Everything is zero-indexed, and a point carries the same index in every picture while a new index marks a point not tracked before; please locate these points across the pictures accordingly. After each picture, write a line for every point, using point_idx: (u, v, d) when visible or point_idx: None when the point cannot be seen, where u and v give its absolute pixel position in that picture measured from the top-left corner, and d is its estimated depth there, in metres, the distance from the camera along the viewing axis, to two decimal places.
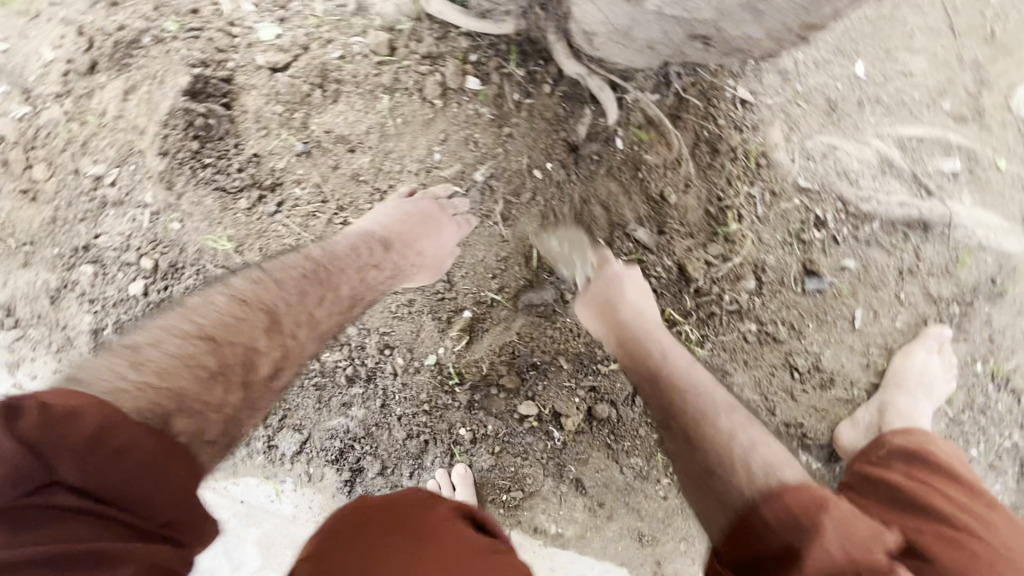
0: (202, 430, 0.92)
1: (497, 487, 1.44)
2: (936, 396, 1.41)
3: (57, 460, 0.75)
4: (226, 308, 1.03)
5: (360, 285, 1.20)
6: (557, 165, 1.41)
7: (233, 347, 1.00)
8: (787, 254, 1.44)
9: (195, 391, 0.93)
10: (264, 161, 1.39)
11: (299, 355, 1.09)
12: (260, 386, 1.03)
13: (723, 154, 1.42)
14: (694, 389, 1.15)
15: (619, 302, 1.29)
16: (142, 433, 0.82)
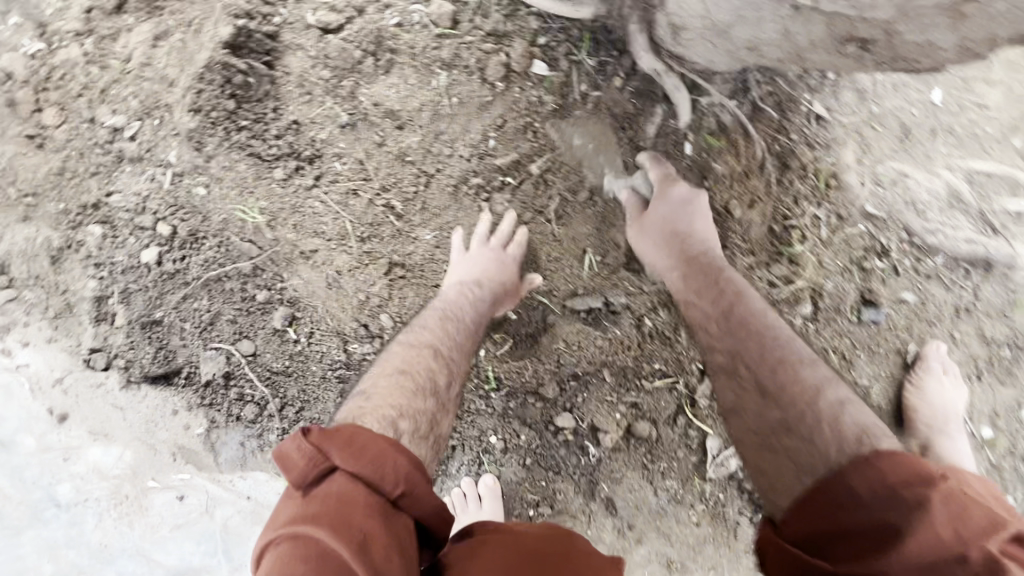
0: (418, 429, 0.99)
1: (525, 502, 1.35)
2: (961, 425, 1.36)
3: (328, 449, 0.72)
4: (414, 347, 1.12)
5: (479, 320, 1.23)
6: (619, 165, 1.32)
7: (414, 367, 1.08)
8: (846, 280, 1.38)
9: (408, 402, 1.00)
10: (304, 129, 1.28)
11: (460, 373, 1.16)
12: (444, 394, 1.10)
13: (794, 170, 1.34)
14: (765, 333, 1.07)
15: (683, 232, 1.25)
16: (374, 432, 0.77)
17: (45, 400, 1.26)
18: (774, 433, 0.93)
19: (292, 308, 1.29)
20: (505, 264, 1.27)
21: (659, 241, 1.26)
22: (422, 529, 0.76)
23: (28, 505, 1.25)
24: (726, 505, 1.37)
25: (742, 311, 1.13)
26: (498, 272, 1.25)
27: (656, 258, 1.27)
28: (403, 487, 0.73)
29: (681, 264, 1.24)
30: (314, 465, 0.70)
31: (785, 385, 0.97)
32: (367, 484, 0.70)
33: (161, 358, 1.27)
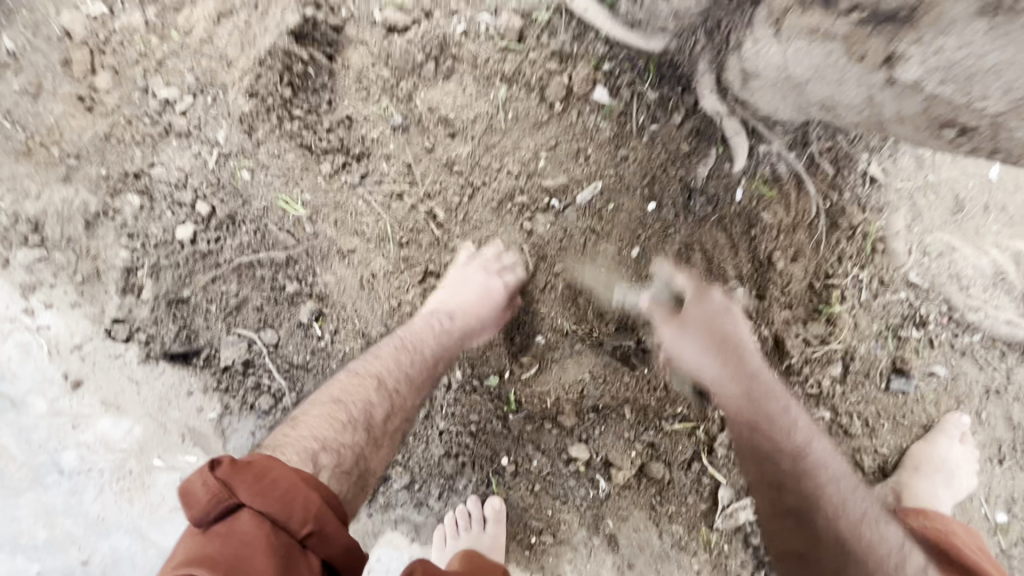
0: (341, 465, 0.98)
1: (528, 528, 1.33)
2: (954, 489, 1.32)
3: (236, 487, 0.77)
4: (361, 379, 1.10)
5: (439, 352, 1.18)
6: (667, 202, 1.30)
7: (352, 399, 1.06)
8: (879, 346, 1.35)
9: (334, 436, 1.00)
10: (356, 126, 1.26)
11: (406, 407, 1.12)
12: (380, 430, 1.07)
13: (842, 230, 1.32)
14: (795, 432, 1.11)
15: (733, 336, 1.20)
16: (291, 470, 0.82)
17: (62, 364, 1.24)
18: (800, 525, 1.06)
19: (320, 303, 1.27)
20: (488, 293, 1.23)
21: (703, 342, 1.20)
22: (330, 566, 0.81)
23: (31, 468, 1.23)
24: (728, 556, 1.35)
25: (790, 424, 1.12)
26: (476, 302, 1.22)
27: (688, 360, 1.21)
28: (310, 527, 0.78)
29: (739, 374, 1.17)
30: (219, 501, 0.75)
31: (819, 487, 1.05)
32: (271, 528, 0.75)
33: (182, 338, 1.26)
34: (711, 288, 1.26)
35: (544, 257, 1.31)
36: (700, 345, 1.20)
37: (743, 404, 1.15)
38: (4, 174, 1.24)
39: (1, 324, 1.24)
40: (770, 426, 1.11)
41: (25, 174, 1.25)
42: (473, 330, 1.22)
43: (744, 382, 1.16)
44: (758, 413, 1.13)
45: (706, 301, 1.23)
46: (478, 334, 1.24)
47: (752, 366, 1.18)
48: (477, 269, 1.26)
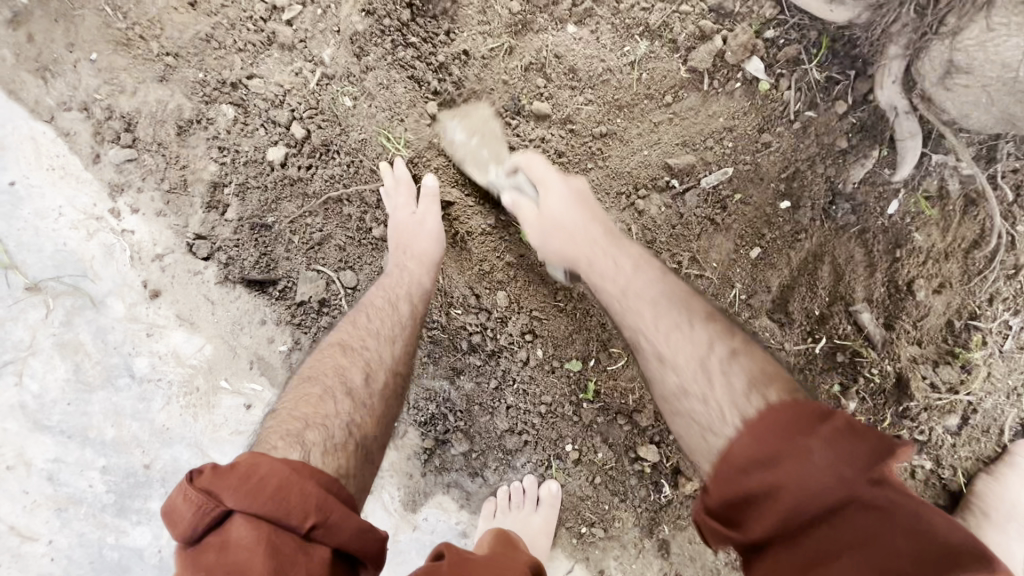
0: (334, 438, 0.88)
1: (580, 517, 1.28)
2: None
3: (222, 493, 0.69)
4: (325, 354, 1.02)
5: (386, 298, 1.09)
6: (804, 203, 1.15)
7: (319, 371, 0.98)
8: (1010, 403, 1.19)
9: (314, 411, 0.90)
10: (471, 63, 1.16)
11: (386, 360, 1.03)
12: (364, 393, 0.97)
13: (1005, 268, 1.13)
14: (632, 269, 1.00)
15: (567, 191, 1.09)
16: (282, 465, 0.74)
17: (141, 270, 1.22)
18: (705, 388, 0.82)
19: None
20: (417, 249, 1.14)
21: (565, 219, 1.06)
22: (345, 553, 0.76)
23: (104, 367, 1.24)
24: None
25: (633, 268, 1.00)
26: (413, 241, 1.13)
27: (552, 240, 1.07)
28: (314, 520, 0.72)
29: (587, 228, 1.06)
30: (207, 515, 0.68)
31: (683, 348, 0.87)
32: (271, 528, 0.69)
33: (262, 264, 1.21)
34: (539, 160, 1.11)
35: (652, 242, 1.19)
36: (581, 201, 1.09)
37: (630, 258, 1.02)
38: (101, 64, 1.18)
39: (87, 221, 1.21)
40: (627, 258, 1.02)
41: (121, 68, 1.18)
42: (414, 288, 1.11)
43: (627, 242, 1.06)
44: (620, 272, 1.00)
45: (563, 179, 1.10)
46: (429, 259, 1.14)
47: (595, 217, 1.08)
48: (397, 210, 1.15)
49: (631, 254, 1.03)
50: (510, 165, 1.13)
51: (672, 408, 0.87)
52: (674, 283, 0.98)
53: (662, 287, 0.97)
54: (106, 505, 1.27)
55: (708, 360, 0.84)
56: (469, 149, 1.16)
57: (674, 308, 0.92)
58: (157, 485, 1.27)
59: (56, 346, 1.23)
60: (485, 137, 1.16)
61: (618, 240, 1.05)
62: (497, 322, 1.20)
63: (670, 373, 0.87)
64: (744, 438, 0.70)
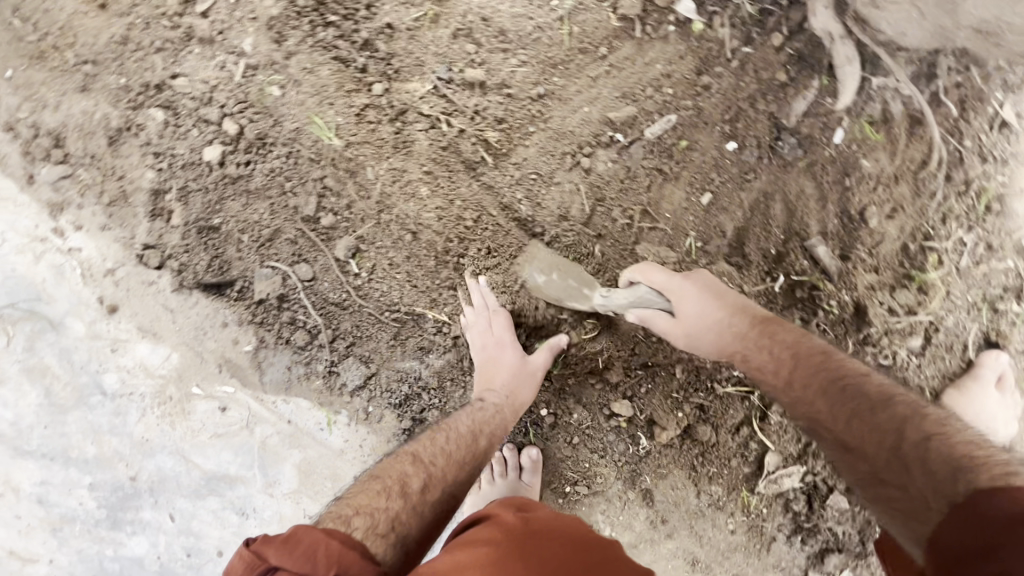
0: (376, 527, 0.87)
1: (563, 478, 1.30)
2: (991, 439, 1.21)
3: (266, 553, 0.76)
4: (401, 458, 1.01)
5: (471, 424, 1.09)
6: (749, 143, 1.14)
7: (387, 472, 0.98)
8: (970, 318, 1.22)
9: (371, 500, 0.91)
10: (397, 36, 1.10)
11: (446, 478, 0.99)
12: (420, 498, 0.94)
13: (953, 185, 1.14)
14: (789, 355, 1.01)
15: (705, 290, 1.12)
16: (314, 529, 0.79)
17: (94, 287, 1.21)
18: (888, 472, 0.78)
19: (357, 240, 1.18)
20: (499, 364, 1.16)
21: (705, 315, 1.09)
22: None
23: (74, 387, 1.24)
24: (766, 519, 1.33)
25: (796, 354, 1.00)
26: (496, 373, 1.16)
27: (698, 337, 1.10)
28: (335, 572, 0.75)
29: (728, 318, 1.08)
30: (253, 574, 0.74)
31: (864, 433, 0.84)
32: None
33: (215, 268, 1.20)
34: (661, 271, 1.14)
35: (602, 200, 1.17)
36: (711, 293, 1.11)
37: (786, 349, 1.02)
38: (19, 80, 1.14)
39: (32, 243, 1.19)
40: (787, 345, 1.02)
41: (39, 82, 1.14)
42: (496, 417, 1.12)
43: (781, 328, 1.06)
44: (777, 360, 1.01)
45: (695, 275, 1.14)
46: (519, 403, 1.16)
47: (742, 304, 1.10)
48: (494, 331, 1.18)
49: (792, 346, 1.02)
50: (624, 280, 1.17)
51: (868, 499, 0.81)
52: (847, 372, 0.94)
53: (833, 377, 0.93)
54: (99, 520, 1.29)
55: (900, 448, 0.77)
56: (556, 286, 1.18)
57: (852, 397, 0.88)
58: (146, 495, 1.28)
59: (23, 373, 1.23)
60: (564, 268, 1.18)
61: (769, 329, 1.06)
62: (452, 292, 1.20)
63: (855, 464, 0.84)
64: (948, 525, 0.64)
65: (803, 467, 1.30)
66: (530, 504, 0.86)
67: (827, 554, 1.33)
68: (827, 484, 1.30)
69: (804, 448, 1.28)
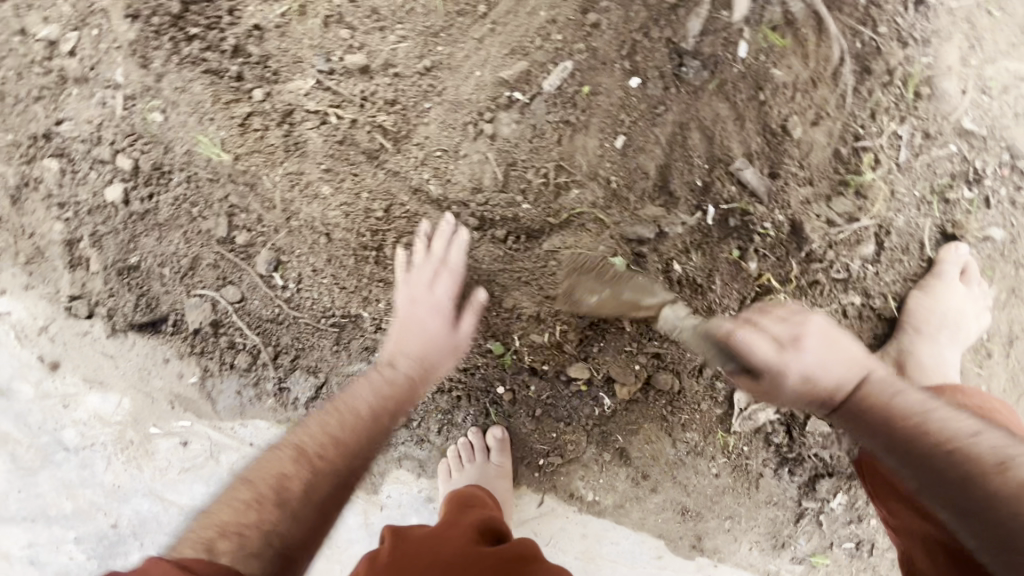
0: (248, 547, 0.77)
1: (534, 451, 1.28)
2: (964, 335, 1.15)
3: None
4: (280, 452, 0.90)
5: (372, 401, 0.99)
6: (652, 75, 1.08)
7: (263, 475, 0.86)
8: (922, 214, 1.15)
9: (235, 517, 0.81)
10: (268, 36, 1.06)
11: (336, 474, 0.88)
12: (301, 505, 0.84)
13: (876, 77, 1.08)
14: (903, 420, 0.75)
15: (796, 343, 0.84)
16: (167, 565, 0.69)
17: (33, 348, 1.21)
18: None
19: (276, 252, 1.15)
20: (412, 326, 1.09)
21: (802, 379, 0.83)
22: None
23: (38, 449, 1.25)
24: (749, 456, 1.30)
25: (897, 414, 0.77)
26: (409, 338, 1.08)
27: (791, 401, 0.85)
28: None
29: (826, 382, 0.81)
30: None
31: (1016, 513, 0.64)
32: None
33: (143, 306, 1.19)
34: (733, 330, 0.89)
35: (514, 163, 1.13)
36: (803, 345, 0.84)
37: (904, 421, 0.75)
38: None
39: None
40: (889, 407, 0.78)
41: None
42: (406, 388, 1.03)
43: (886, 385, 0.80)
44: (879, 423, 0.77)
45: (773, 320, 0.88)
46: (433, 368, 1.08)
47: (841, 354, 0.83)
48: (411, 288, 1.11)
49: (928, 436, 0.73)
50: (666, 321, 1.11)
51: None
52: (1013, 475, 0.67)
53: (1002, 503, 0.66)
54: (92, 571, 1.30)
55: None
56: (610, 303, 1.13)
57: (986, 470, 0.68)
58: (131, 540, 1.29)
59: None
60: (618, 281, 1.13)
61: (893, 404, 0.78)
62: (381, 287, 1.16)
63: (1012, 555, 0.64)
64: None
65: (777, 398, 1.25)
66: (410, 530, 0.97)
67: (818, 480, 1.30)
68: (805, 411, 1.26)
69: None
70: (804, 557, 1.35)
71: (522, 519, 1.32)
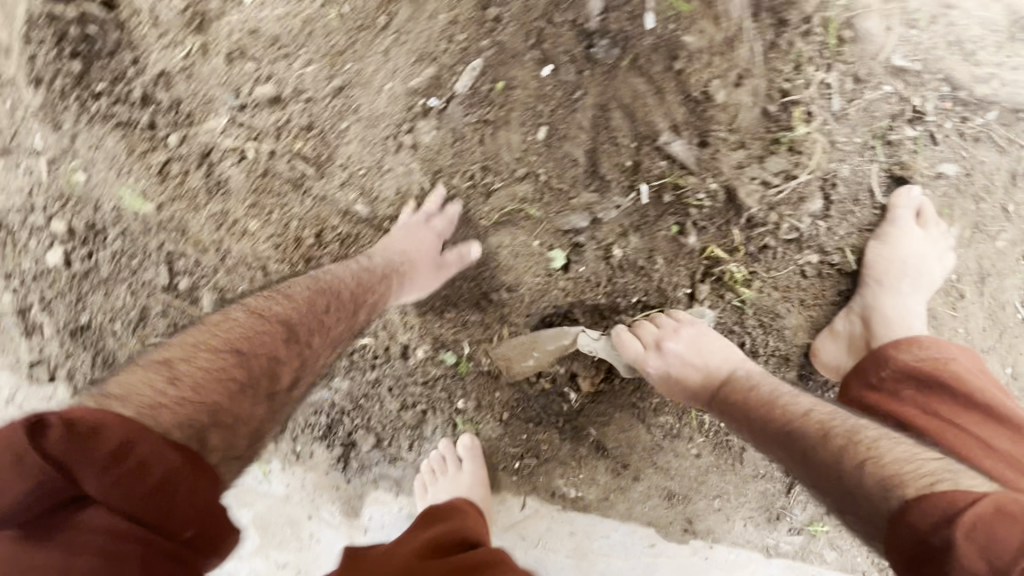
0: (231, 443, 0.79)
1: (507, 455, 1.27)
2: (928, 280, 1.10)
3: (80, 468, 0.63)
4: (267, 327, 0.89)
5: (356, 295, 1.00)
6: (563, 61, 1.06)
7: (253, 354, 0.86)
8: (867, 161, 1.10)
9: (213, 396, 0.80)
10: (174, 81, 1.06)
11: (315, 366, 0.93)
12: (280, 397, 0.88)
13: (794, 27, 1.04)
14: (749, 399, 0.99)
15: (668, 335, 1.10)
16: (161, 443, 0.69)
17: (3, 419, 1.22)
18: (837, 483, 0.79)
19: (220, 292, 1.14)
20: (411, 241, 1.08)
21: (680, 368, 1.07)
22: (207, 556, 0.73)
23: None
24: (728, 432, 1.26)
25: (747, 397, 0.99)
26: (401, 245, 1.08)
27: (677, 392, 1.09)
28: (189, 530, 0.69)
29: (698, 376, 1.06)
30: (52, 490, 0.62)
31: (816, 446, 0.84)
32: (144, 522, 0.66)
33: (101, 363, 1.19)
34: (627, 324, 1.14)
35: (439, 171, 1.12)
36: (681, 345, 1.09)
37: (752, 403, 0.98)
38: None
39: None
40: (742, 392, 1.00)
41: None
42: (387, 296, 1.05)
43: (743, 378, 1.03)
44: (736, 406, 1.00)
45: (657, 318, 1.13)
46: (410, 292, 1.09)
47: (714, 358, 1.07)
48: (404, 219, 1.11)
49: (763, 408, 0.95)
50: (618, 333, 1.13)
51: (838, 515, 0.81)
52: (833, 436, 0.84)
53: (803, 443, 0.87)
54: None
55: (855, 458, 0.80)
56: (517, 348, 1.17)
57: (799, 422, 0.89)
58: None
59: None
60: (534, 342, 1.16)
61: (745, 395, 1.00)
62: None
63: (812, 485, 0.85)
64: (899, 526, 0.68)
65: None
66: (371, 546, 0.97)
67: None
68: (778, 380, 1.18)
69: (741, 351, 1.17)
70: (801, 527, 1.31)
71: (508, 522, 1.31)
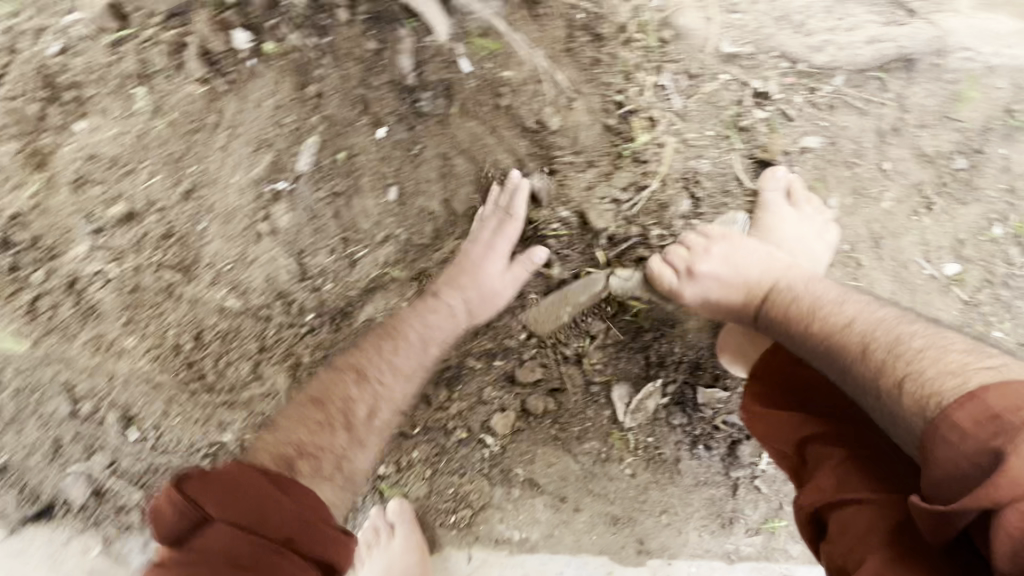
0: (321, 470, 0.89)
1: (440, 510, 1.25)
2: (812, 258, 1.04)
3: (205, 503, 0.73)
4: (341, 376, 1.00)
5: (419, 332, 1.05)
6: (395, 121, 1.06)
7: (330, 395, 0.97)
8: (725, 151, 1.07)
9: (311, 438, 0.92)
10: (27, 219, 1.07)
11: (394, 401, 1.01)
12: (362, 426, 0.97)
13: (611, 39, 1.03)
14: (778, 307, 0.91)
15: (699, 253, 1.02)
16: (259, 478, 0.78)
17: None
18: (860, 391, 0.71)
19: (121, 411, 1.14)
20: (467, 259, 1.06)
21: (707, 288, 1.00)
22: None
23: None
24: (659, 445, 1.23)
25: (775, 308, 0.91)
26: (460, 273, 1.06)
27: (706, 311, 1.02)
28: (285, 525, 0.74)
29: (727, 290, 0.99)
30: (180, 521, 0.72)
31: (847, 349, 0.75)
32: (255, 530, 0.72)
33: (27, 497, 1.16)
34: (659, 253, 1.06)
35: (303, 250, 1.11)
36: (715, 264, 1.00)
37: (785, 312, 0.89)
38: None
39: None
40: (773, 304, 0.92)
41: None
42: (438, 329, 1.05)
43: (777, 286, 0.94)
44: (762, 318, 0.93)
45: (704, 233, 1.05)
46: (480, 314, 1.07)
47: (748, 268, 0.98)
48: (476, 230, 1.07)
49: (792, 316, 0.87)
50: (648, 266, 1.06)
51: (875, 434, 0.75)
52: (873, 346, 0.72)
53: (830, 350, 0.77)
54: None
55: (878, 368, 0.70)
56: (548, 312, 1.12)
57: (825, 327, 0.80)
58: None
59: None
60: (568, 298, 1.10)
61: (778, 306, 0.91)
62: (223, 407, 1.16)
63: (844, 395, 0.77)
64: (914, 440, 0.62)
65: (660, 381, 1.19)
66: None
67: (737, 447, 1.23)
68: (693, 385, 1.19)
69: (647, 363, 1.17)
70: (757, 527, 1.27)
71: None
